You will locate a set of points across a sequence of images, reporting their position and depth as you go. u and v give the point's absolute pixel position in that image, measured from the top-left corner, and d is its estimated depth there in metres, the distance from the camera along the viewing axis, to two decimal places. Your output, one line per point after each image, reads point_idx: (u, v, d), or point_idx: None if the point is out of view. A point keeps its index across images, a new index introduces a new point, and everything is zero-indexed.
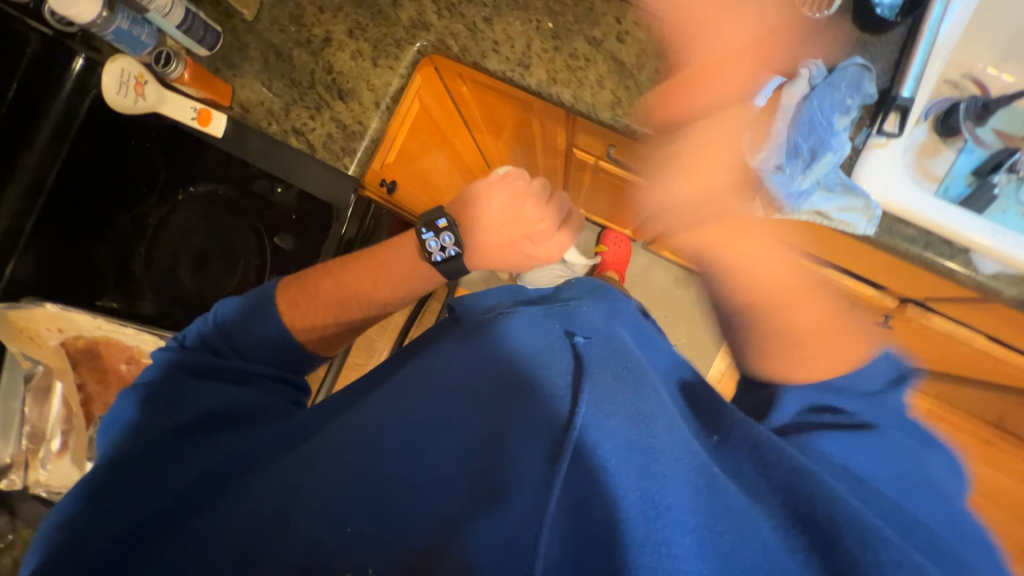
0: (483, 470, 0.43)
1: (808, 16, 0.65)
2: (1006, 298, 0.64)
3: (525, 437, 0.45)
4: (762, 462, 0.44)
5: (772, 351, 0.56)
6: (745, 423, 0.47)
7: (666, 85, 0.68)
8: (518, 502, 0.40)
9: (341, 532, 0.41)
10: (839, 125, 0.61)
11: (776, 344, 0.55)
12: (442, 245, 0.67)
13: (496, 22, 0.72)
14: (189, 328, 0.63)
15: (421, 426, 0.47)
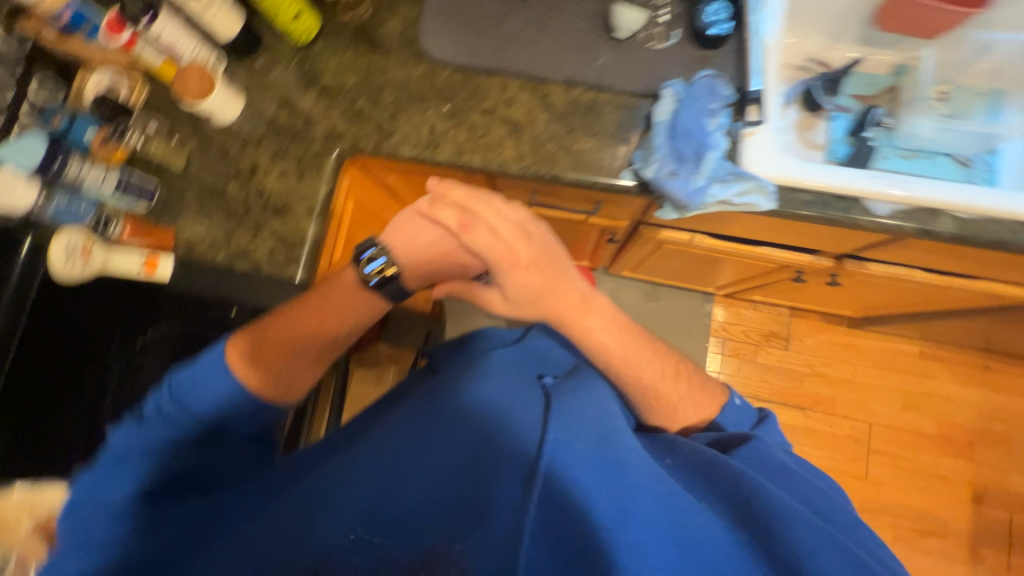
0: (468, 496, 0.48)
1: (658, 48, 0.76)
2: (910, 231, 0.69)
3: (504, 459, 0.50)
4: (712, 474, 0.52)
5: (653, 410, 0.66)
6: (695, 444, 0.56)
7: (559, 131, 0.77)
8: (496, 528, 0.45)
9: (334, 560, 0.46)
10: (711, 125, 0.69)
11: (655, 403, 0.66)
12: (379, 269, 0.72)
13: (400, 117, 0.81)
14: (149, 404, 0.61)
15: (406, 463, 0.52)
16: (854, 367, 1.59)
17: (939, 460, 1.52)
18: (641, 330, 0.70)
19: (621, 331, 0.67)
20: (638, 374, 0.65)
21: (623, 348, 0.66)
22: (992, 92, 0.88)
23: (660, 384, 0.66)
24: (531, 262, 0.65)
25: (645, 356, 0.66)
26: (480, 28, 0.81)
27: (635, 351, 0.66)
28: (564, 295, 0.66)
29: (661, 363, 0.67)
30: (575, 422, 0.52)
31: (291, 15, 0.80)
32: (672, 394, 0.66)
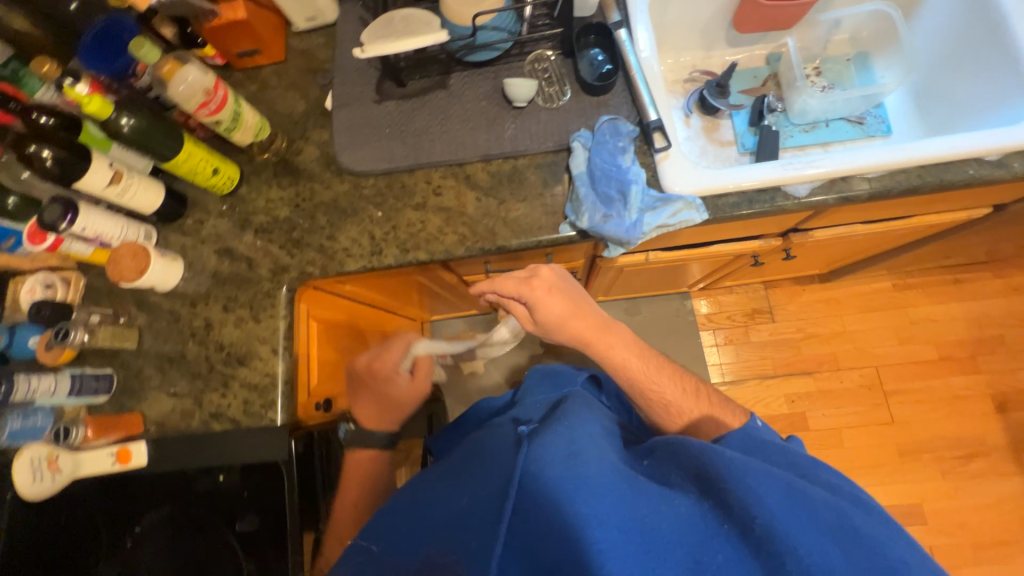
0: (459, 536, 0.54)
1: (557, 105, 0.81)
2: (834, 202, 0.73)
3: (486, 497, 0.56)
4: (674, 455, 0.56)
5: (673, 425, 0.72)
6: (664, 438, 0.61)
7: (491, 205, 0.80)
8: (480, 553, 0.51)
9: None
10: (626, 162, 0.74)
11: (674, 418, 0.72)
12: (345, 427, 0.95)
13: (338, 234, 0.83)
14: None
15: (413, 524, 0.60)
16: (841, 318, 1.63)
17: (951, 382, 1.54)
18: (655, 358, 0.77)
19: (636, 351, 0.76)
20: (658, 388, 0.73)
21: (645, 364, 0.75)
22: (857, 55, 0.96)
23: (675, 401, 0.72)
24: (551, 286, 0.75)
25: (661, 374, 0.75)
26: (391, 133, 0.85)
27: (653, 364, 0.76)
28: (584, 314, 0.76)
29: (676, 385, 0.74)
30: (546, 443, 0.57)
31: (208, 171, 0.80)
32: (689, 410, 0.71)
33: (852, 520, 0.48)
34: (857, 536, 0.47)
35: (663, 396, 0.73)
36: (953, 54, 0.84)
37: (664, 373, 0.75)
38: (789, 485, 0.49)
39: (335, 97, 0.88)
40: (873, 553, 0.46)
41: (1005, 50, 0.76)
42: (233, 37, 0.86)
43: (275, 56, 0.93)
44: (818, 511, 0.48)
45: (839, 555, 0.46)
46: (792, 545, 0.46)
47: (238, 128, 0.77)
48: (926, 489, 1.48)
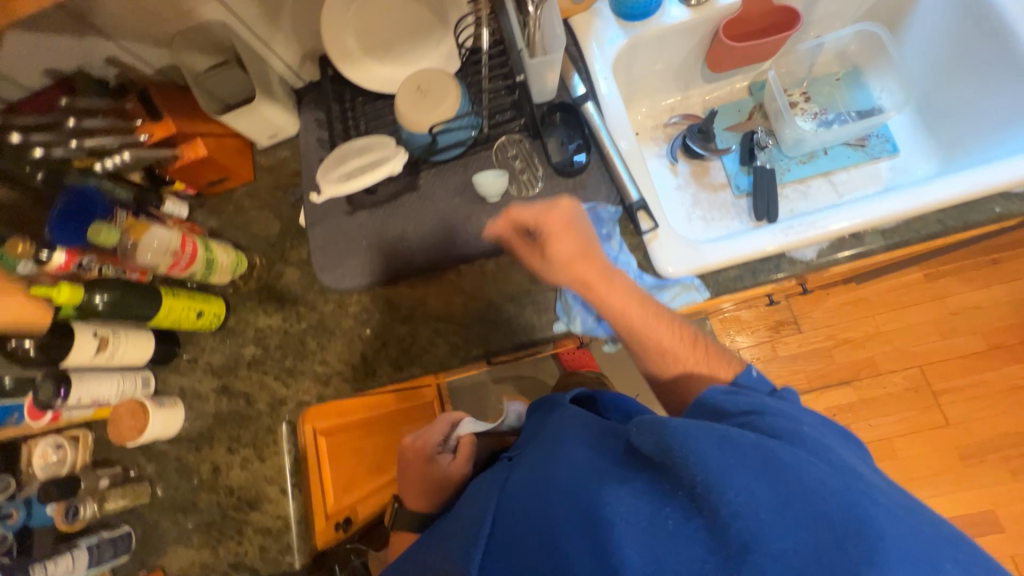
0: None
1: (532, 193, 0.76)
2: (846, 259, 0.67)
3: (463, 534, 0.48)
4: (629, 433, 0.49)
5: (663, 371, 0.59)
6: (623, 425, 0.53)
7: (478, 308, 0.77)
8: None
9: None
10: (612, 252, 0.70)
11: (664, 366, 0.59)
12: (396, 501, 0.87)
13: (330, 357, 0.80)
14: None
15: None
16: (873, 318, 1.52)
17: (1008, 372, 1.43)
18: (652, 306, 0.60)
19: (638, 296, 0.60)
20: (656, 335, 0.59)
21: (644, 310, 0.60)
22: (849, 72, 0.88)
23: (667, 351, 0.58)
24: (568, 220, 0.61)
25: (662, 321, 0.59)
26: (368, 244, 0.82)
27: (648, 306, 0.60)
28: (595, 258, 0.61)
29: (673, 334, 0.59)
30: (522, 465, 0.51)
31: (192, 316, 0.79)
32: (687, 356, 0.58)
33: (786, 461, 0.40)
34: (806, 486, 0.39)
35: (653, 341, 0.59)
36: (957, 61, 0.76)
37: (664, 322, 0.60)
38: (727, 436, 0.41)
39: (307, 213, 0.85)
40: (813, 495, 0.38)
41: (1011, 54, 0.68)
42: (199, 172, 0.85)
43: (244, 178, 0.91)
44: (757, 459, 0.40)
45: (772, 495, 0.38)
46: (733, 503, 0.38)
47: (214, 273, 0.76)
48: (998, 494, 1.37)
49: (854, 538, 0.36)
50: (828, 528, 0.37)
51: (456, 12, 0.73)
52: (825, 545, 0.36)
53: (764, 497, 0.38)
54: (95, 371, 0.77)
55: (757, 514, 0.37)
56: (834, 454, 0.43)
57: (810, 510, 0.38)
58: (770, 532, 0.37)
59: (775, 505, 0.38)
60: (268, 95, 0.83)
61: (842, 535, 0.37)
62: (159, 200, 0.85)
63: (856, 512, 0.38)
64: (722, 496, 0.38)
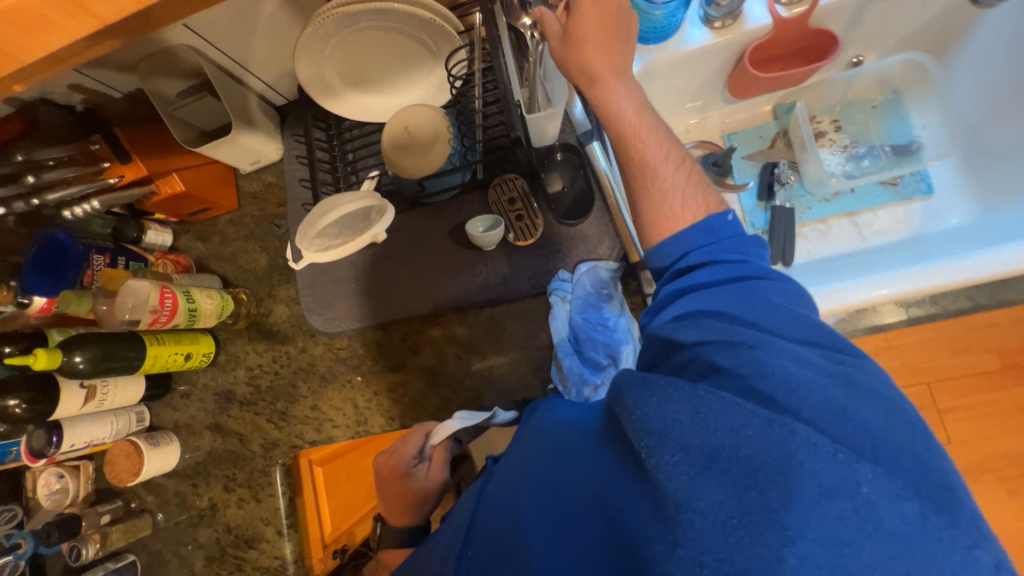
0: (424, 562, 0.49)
1: (530, 243, 0.71)
2: (860, 332, 0.63)
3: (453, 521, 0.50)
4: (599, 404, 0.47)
5: (641, 189, 0.53)
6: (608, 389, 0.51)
7: (471, 361, 0.74)
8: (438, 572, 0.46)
9: None
10: (613, 315, 0.67)
11: (642, 183, 0.53)
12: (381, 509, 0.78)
13: (321, 403, 0.79)
14: None
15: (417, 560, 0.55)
16: (885, 333, 1.46)
17: (1019, 394, 1.39)
18: (649, 122, 0.53)
19: (640, 108, 0.53)
20: (641, 146, 0.52)
21: (642, 126, 0.53)
22: (887, 98, 0.79)
23: (648, 169, 0.52)
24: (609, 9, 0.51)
25: (654, 134, 0.53)
26: (358, 287, 0.78)
27: (644, 123, 0.53)
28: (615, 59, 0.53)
29: (665, 157, 0.52)
30: (504, 463, 0.51)
31: (180, 359, 0.77)
32: (679, 178, 0.52)
33: (714, 406, 0.34)
34: (732, 433, 0.33)
35: (642, 151, 0.52)
36: (1017, 96, 0.68)
37: (657, 143, 0.53)
38: (665, 393, 0.35)
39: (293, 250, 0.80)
40: (737, 442, 0.33)
41: None
42: (178, 205, 0.80)
43: (228, 206, 0.86)
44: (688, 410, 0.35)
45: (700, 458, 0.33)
46: (666, 464, 0.34)
47: (198, 319, 0.73)
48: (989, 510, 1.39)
49: (772, 476, 0.32)
50: (754, 474, 0.32)
51: (447, 43, 0.64)
52: (748, 493, 0.32)
53: (693, 447, 0.33)
54: (88, 415, 0.75)
55: (683, 477, 0.33)
56: (788, 379, 0.37)
57: (732, 456, 0.33)
58: (698, 488, 0.33)
59: (700, 455, 0.33)
60: (245, 125, 0.76)
61: (762, 479, 0.32)
62: (140, 229, 0.80)
63: (782, 456, 0.32)
64: (659, 461, 0.34)
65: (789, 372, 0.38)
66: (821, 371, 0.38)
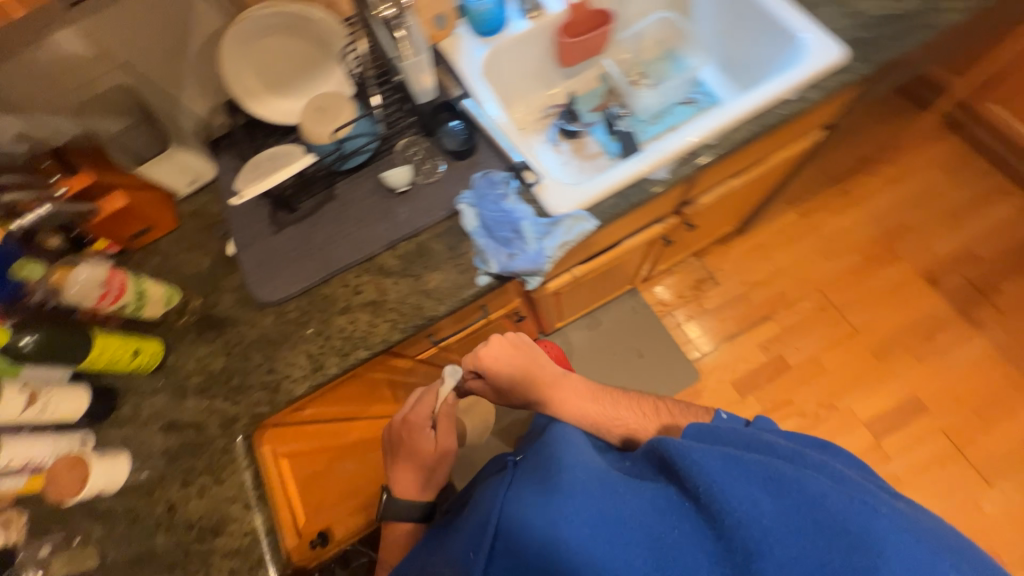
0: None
1: (436, 178, 0.88)
2: (689, 173, 0.83)
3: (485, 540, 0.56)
4: (655, 448, 0.58)
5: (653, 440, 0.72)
6: (635, 454, 0.63)
7: (409, 283, 0.84)
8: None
9: None
10: (509, 204, 0.81)
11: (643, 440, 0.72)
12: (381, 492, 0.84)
13: (276, 364, 0.84)
14: None
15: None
16: (772, 258, 1.74)
17: (887, 276, 1.67)
18: (614, 398, 0.77)
19: (596, 389, 0.79)
20: (618, 418, 0.73)
21: (600, 403, 0.76)
22: (666, 53, 1.12)
23: (630, 426, 0.72)
24: (517, 345, 0.81)
25: (622, 401, 0.76)
26: (297, 254, 0.89)
27: (619, 398, 0.77)
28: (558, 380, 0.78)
29: (623, 410, 0.75)
30: (519, 475, 0.60)
31: (128, 354, 0.80)
32: (648, 420, 0.73)
33: (789, 479, 0.51)
34: (809, 500, 0.49)
35: (623, 416, 0.74)
36: (732, 23, 1.00)
37: (627, 411, 0.75)
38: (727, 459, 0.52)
39: (236, 241, 0.91)
40: (813, 503, 0.49)
41: (756, 9, 0.93)
42: (119, 226, 0.88)
43: (169, 226, 0.95)
44: (758, 473, 0.51)
45: (768, 501, 0.49)
46: (738, 512, 0.49)
47: (146, 305, 0.79)
48: (914, 380, 1.54)
49: (846, 537, 0.47)
50: (826, 533, 0.48)
51: (339, 43, 0.86)
52: (830, 548, 0.47)
53: (769, 504, 0.49)
54: (23, 434, 0.70)
55: (763, 522, 0.48)
56: (828, 468, 0.53)
57: (814, 519, 0.48)
58: (785, 542, 0.48)
59: (787, 516, 0.49)
60: (181, 144, 0.91)
61: (851, 548, 0.47)
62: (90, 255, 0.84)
63: (858, 524, 0.48)
64: (733, 506, 0.49)
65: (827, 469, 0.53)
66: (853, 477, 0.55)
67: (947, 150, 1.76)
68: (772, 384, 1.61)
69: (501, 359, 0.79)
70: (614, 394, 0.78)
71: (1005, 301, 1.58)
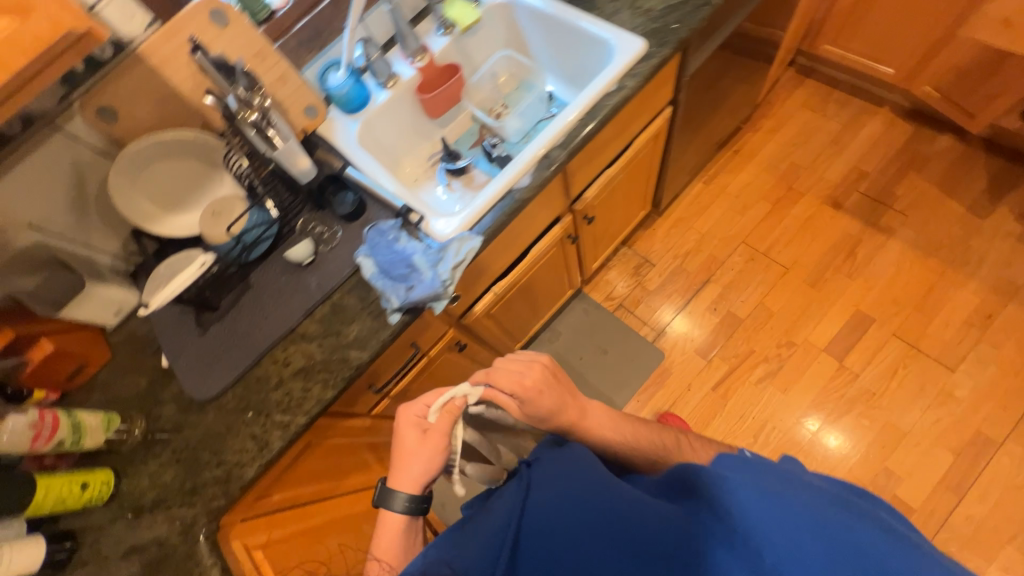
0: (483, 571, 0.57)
1: (336, 243, 0.96)
2: (548, 174, 0.94)
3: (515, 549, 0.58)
4: (689, 474, 0.61)
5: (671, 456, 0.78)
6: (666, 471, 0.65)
7: (331, 342, 0.90)
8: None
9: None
10: (402, 244, 0.90)
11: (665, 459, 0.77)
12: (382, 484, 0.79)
13: (224, 455, 0.86)
14: None
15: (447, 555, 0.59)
16: (694, 227, 1.86)
17: (797, 212, 1.80)
18: (633, 426, 0.82)
19: (618, 418, 0.83)
20: (639, 449, 0.79)
21: (616, 430, 0.81)
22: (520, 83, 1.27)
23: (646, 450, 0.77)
24: (556, 377, 0.82)
25: (636, 426, 0.82)
26: (226, 347, 0.93)
27: (632, 423, 0.83)
28: (586, 413, 0.82)
29: (638, 436, 0.80)
30: (554, 491, 0.60)
31: (78, 489, 0.81)
32: (666, 448, 0.79)
33: (832, 521, 0.52)
34: (852, 541, 0.50)
35: (636, 442, 0.79)
36: (559, 45, 1.15)
37: (640, 437, 0.80)
38: (761, 490, 0.56)
39: (168, 352, 0.96)
40: (856, 546, 0.50)
41: (571, 28, 1.09)
42: (51, 371, 0.91)
43: (101, 358, 0.99)
44: (797, 509, 0.53)
45: (807, 537, 0.51)
46: (769, 541, 0.52)
47: (84, 435, 0.82)
48: (852, 297, 1.63)
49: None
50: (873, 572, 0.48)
51: (218, 153, 0.97)
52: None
53: (797, 537, 0.51)
54: None
55: (799, 555, 0.50)
56: (878, 520, 0.54)
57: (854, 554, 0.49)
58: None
59: (826, 551, 0.50)
60: (98, 281, 0.98)
61: None
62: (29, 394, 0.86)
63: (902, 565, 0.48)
64: (766, 536, 0.52)
65: (877, 520, 0.54)
66: (905, 529, 0.55)
67: (809, 93, 1.97)
68: (731, 339, 1.67)
69: (539, 397, 0.78)
70: (630, 420, 0.84)
71: (903, 203, 1.72)
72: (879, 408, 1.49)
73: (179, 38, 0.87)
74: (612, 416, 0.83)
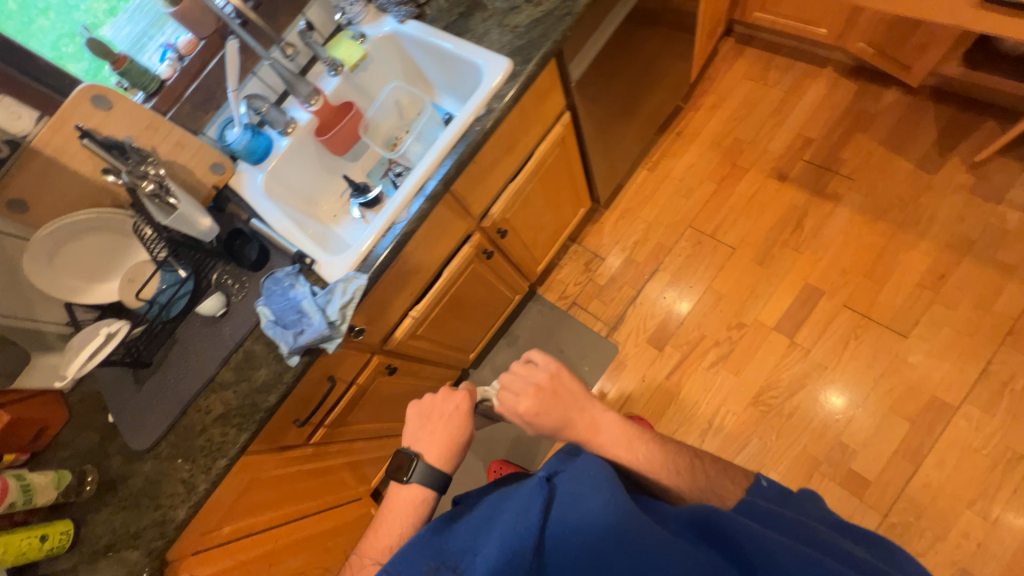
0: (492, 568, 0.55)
1: (243, 293, 1.03)
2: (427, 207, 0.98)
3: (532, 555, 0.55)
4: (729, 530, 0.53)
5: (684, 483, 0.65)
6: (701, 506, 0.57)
7: (243, 388, 0.97)
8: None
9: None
10: (295, 291, 0.97)
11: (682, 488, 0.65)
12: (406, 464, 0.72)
13: (160, 500, 0.96)
14: None
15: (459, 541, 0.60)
16: (642, 216, 1.85)
17: (743, 189, 1.76)
18: (649, 446, 0.69)
19: (633, 433, 0.71)
20: (652, 473, 0.67)
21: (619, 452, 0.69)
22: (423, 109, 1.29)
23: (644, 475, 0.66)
24: (553, 386, 0.75)
25: (650, 444, 0.70)
26: (155, 400, 1.02)
27: (643, 441, 0.70)
28: (594, 428, 0.72)
29: (646, 455, 0.68)
30: (586, 510, 0.55)
31: (37, 541, 0.91)
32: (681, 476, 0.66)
33: None
34: None
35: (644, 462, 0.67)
36: (446, 70, 1.18)
37: (652, 459, 0.68)
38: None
39: (111, 409, 1.05)
40: None
41: (449, 54, 1.11)
42: (13, 436, 1.00)
43: (59, 420, 1.08)
44: None
45: None
46: None
47: (35, 494, 0.92)
48: (800, 271, 1.60)
49: None
50: None
51: (128, 222, 1.05)
52: None
53: None
54: None
55: None
56: None
57: None
58: None
59: None
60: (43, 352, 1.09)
61: None
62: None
63: None
64: None
65: None
66: None
67: (749, 62, 1.90)
68: (683, 326, 1.67)
69: (531, 411, 0.73)
70: (641, 434, 0.71)
71: (850, 167, 1.66)
72: (831, 383, 1.47)
73: (67, 127, 0.95)
74: (623, 430, 0.71)
